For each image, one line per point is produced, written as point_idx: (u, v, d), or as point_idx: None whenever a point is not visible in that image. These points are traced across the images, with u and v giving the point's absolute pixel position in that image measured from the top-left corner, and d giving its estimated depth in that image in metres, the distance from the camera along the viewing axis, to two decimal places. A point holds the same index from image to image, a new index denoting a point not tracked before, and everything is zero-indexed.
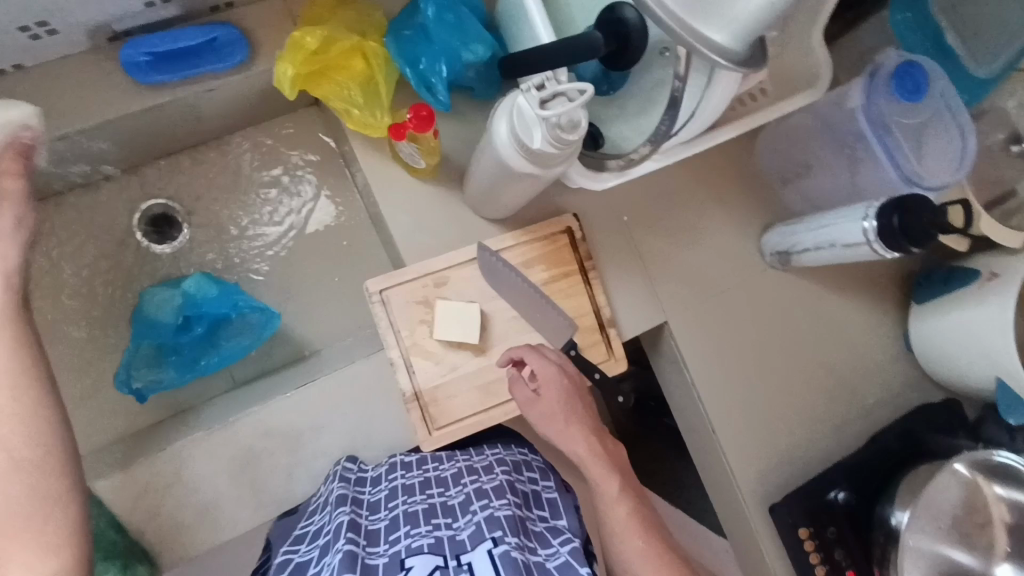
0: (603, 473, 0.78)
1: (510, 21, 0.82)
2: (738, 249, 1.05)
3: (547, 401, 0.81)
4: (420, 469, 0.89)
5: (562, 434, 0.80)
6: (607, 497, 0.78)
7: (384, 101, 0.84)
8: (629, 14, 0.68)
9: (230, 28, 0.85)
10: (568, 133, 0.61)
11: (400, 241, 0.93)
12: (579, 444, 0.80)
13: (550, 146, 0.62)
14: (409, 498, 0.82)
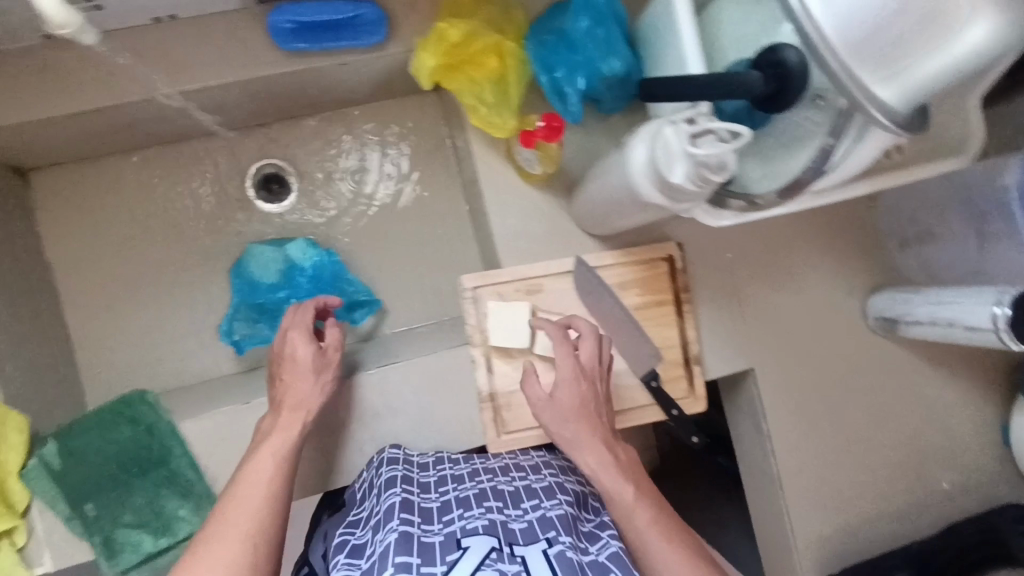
0: (625, 485, 0.75)
1: (652, 42, 0.78)
2: (840, 305, 1.00)
3: (560, 409, 0.80)
4: (468, 462, 0.88)
5: (579, 458, 0.79)
6: (623, 503, 0.74)
7: (513, 102, 0.82)
8: (790, 55, 0.64)
9: (376, 7, 0.85)
10: (713, 174, 0.59)
11: (501, 242, 0.94)
12: (597, 462, 0.77)
13: (691, 185, 0.60)
14: (461, 485, 0.81)
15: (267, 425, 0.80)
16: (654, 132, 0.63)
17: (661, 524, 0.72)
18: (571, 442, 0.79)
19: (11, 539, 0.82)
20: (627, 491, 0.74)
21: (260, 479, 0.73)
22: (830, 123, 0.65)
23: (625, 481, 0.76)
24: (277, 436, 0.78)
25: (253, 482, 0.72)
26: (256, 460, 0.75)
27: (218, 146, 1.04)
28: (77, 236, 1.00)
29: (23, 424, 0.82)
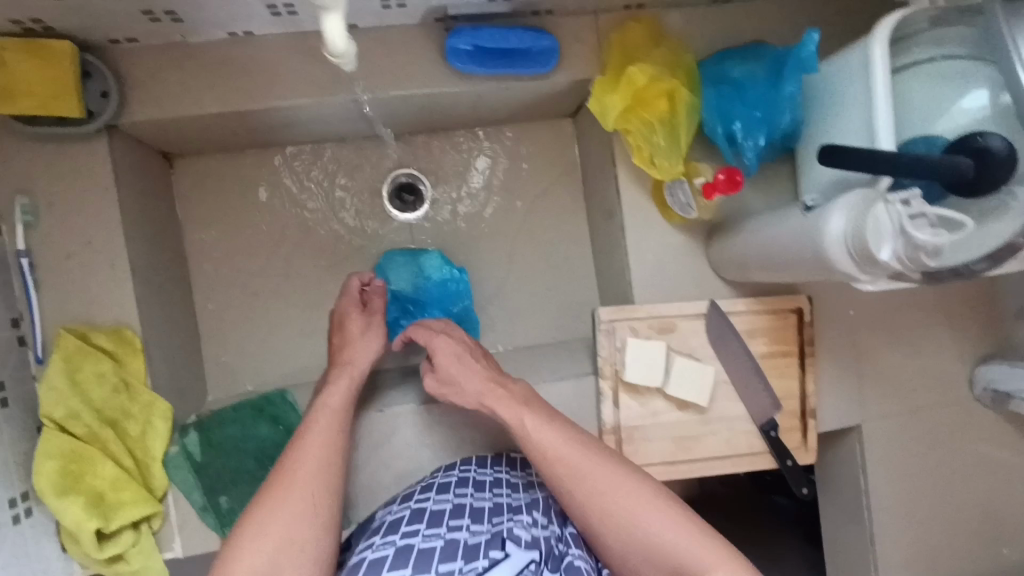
0: (570, 442, 0.73)
1: (835, 107, 0.79)
2: (949, 372, 1.02)
3: (486, 393, 0.80)
4: (523, 471, 0.86)
5: (521, 428, 0.75)
6: (574, 465, 0.71)
7: (681, 148, 0.83)
8: (995, 142, 0.65)
9: (554, 39, 0.87)
10: (928, 257, 0.61)
11: (637, 278, 0.95)
12: (539, 425, 0.75)
13: (900, 263, 0.62)
14: (516, 494, 0.79)
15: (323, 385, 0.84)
16: (862, 204, 0.64)
17: (616, 488, 0.69)
18: (517, 421, 0.76)
19: (149, 524, 0.83)
20: (565, 442, 0.73)
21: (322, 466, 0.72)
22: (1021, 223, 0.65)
23: (570, 438, 0.73)
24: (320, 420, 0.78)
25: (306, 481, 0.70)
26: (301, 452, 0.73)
27: (354, 149, 1.05)
28: (211, 225, 1.02)
29: (169, 413, 0.86)
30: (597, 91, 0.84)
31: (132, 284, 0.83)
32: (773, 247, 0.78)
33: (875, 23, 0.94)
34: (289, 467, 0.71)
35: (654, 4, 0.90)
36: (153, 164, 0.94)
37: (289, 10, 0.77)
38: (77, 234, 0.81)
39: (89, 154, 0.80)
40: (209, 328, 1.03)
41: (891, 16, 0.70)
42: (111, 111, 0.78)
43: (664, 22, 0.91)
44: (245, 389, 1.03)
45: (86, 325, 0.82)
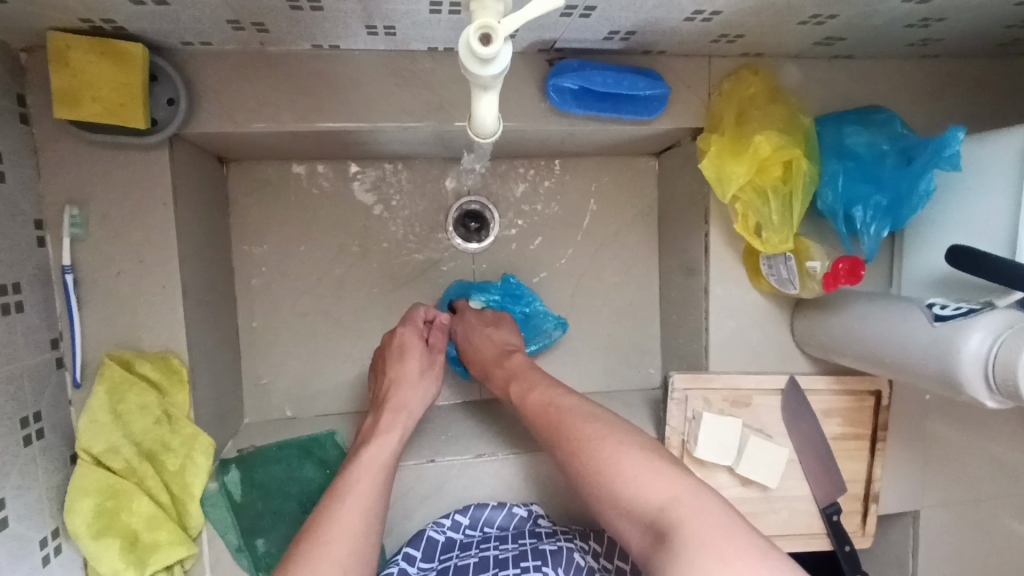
0: (587, 414, 0.69)
1: (969, 201, 0.73)
2: (1019, 467, 0.98)
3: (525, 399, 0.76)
4: (516, 543, 0.79)
5: (545, 407, 0.73)
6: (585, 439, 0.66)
7: (794, 224, 0.76)
8: None
9: (665, 86, 0.80)
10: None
11: (714, 344, 0.90)
12: (571, 409, 0.71)
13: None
14: (504, 546, 0.79)
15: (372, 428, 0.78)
16: (1017, 332, 0.60)
17: (624, 457, 0.62)
18: (541, 405, 0.74)
19: (181, 564, 0.75)
20: (583, 414, 0.70)
21: (376, 490, 0.69)
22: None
23: (593, 417, 0.69)
24: (386, 444, 0.75)
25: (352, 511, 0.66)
26: (354, 476, 0.70)
27: (422, 167, 0.97)
28: (264, 236, 0.95)
29: (211, 447, 0.78)
30: (716, 153, 0.77)
31: (183, 308, 0.77)
32: (883, 345, 0.74)
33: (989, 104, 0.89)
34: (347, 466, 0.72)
35: (773, 54, 0.84)
36: (209, 170, 0.86)
37: (388, 30, 0.71)
38: (129, 250, 0.74)
39: (150, 166, 0.73)
40: (250, 347, 0.96)
41: None
42: (177, 122, 0.72)
43: (779, 76, 0.85)
44: (283, 413, 0.98)
45: (131, 351, 0.75)
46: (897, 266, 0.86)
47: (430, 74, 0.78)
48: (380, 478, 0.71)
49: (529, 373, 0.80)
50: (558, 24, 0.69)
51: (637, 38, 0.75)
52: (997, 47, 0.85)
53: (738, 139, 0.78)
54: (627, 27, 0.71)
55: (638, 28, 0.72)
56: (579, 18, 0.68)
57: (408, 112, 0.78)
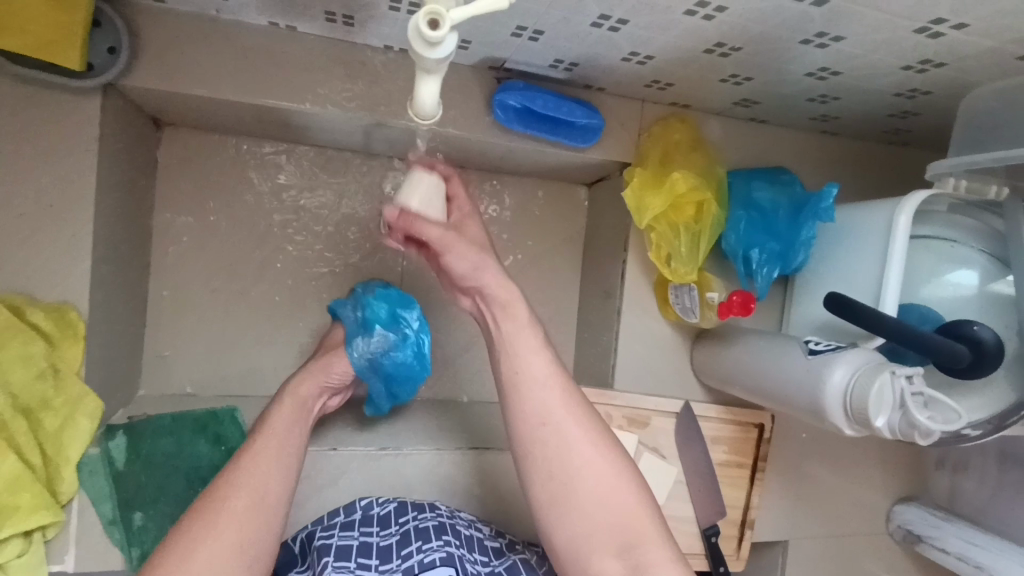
0: (582, 445, 0.65)
1: (848, 255, 0.84)
2: (872, 505, 1.10)
3: (526, 373, 0.67)
4: (433, 515, 0.79)
5: (540, 400, 0.67)
6: (540, 409, 0.66)
7: (699, 258, 0.84)
8: (983, 332, 0.70)
9: (600, 118, 0.87)
10: (919, 436, 0.66)
11: (620, 364, 0.95)
12: (562, 420, 0.66)
13: (895, 435, 0.67)
14: (422, 515, 0.78)
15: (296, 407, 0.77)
16: (868, 369, 0.68)
17: (602, 538, 0.62)
18: (538, 394, 0.67)
19: (42, 532, 0.71)
20: (576, 440, 0.65)
21: (285, 472, 0.69)
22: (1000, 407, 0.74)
23: (583, 441, 0.65)
24: (295, 419, 0.76)
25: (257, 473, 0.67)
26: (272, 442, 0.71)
27: (362, 163, 0.99)
28: (187, 207, 0.93)
29: (97, 412, 0.74)
30: (638, 185, 0.83)
31: (89, 263, 0.73)
32: (764, 376, 0.82)
33: (872, 179, 1.03)
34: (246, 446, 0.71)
35: (699, 107, 0.93)
36: (142, 129, 0.84)
37: (346, 21, 0.74)
38: (38, 193, 0.71)
39: (77, 112, 0.71)
40: (156, 317, 0.93)
41: (920, 194, 0.74)
42: (115, 72, 0.71)
43: (702, 127, 0.94)
44: (182, 390, 0.94)
45: (24, 298, 0.71)
46: (788, 311, 0.95)
47: (381, 72, 0.81)
48: (294, 447, 0.72)
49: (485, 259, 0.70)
50: (508, 43, 0.75)
51: (579, 70, 0.81)
52: (883, 134, 0.99)
53: (659, 176, 0.85)
54: (570, 58, 0.78)
55: (580, 61, 0.78)
56: (527, 40, 0.73)
57: (356, 105, 0.81)
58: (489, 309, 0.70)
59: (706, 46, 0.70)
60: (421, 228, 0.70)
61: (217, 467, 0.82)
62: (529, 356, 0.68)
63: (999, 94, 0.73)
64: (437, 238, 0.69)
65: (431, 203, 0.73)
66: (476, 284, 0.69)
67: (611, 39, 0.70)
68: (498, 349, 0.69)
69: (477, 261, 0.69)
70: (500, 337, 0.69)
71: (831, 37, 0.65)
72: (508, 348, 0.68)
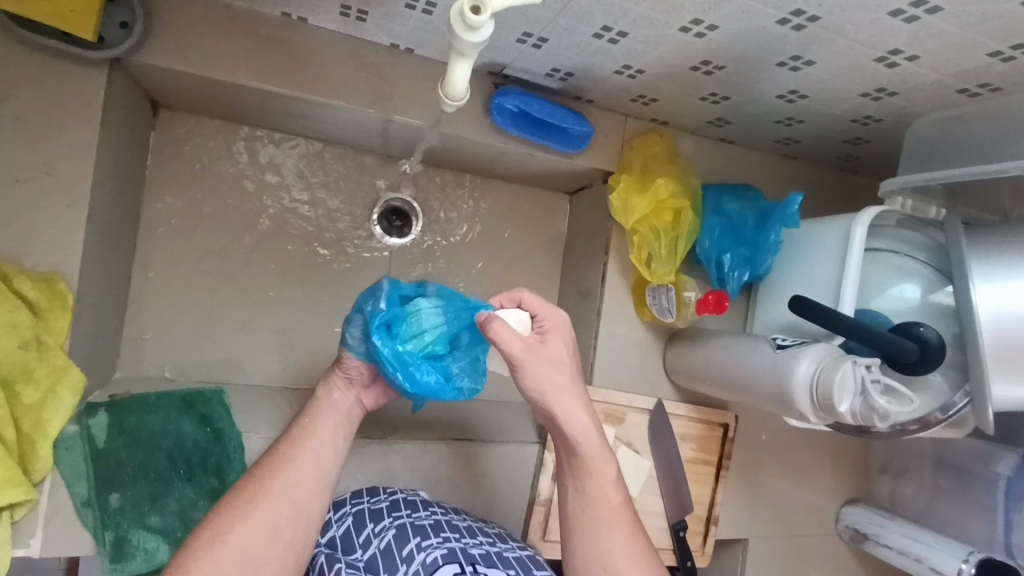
0: (619, 531, 0.73)
1: (808, 263, 0.92)
2: (823, 506, 1.17)
3: (597, 512, 0.74)
4: (427, 511, 0.78)
5: (604, 531, 0.73)
6: (602, 502, 0.74)
7: (676, 260, 0.91)
8: (928, 333, 0.78)
9: (590, 126, 0.93)
10: (878, 420, 0.73)
11: (600, 361, 0.99)
12: (611, 515, 0.74)
13: (856, 419, 0.74)
14: (416, 513, 0.78)
15: (326, 410, 0.73)
16: (831, 361, 0.75)
17: None
18: (604, 526, 0.73)
19: (10, 512, 0.68)
20: (616, 529, 0.73)
21: (319, 474, 0.70)
22: (939, 402, 0.80)
23: (622, 531, 0.73)
24: (332, 420, 0.73)
25: (286, 485, 0.67)
26: (316, 445, 0.71)
27: (355, 158, 1.02)
28: (176, 191, 0.92)
29: (80, 386, 0.71)
30: (623, 189, 0.90)
31: (83, 233, 0.72)
32: (735, 373, 0.88)
33: (826, 202, 1.13)
34: (277, 453, 0.70)
35: (676, 125, 1.01)
36: (139, 108, 0.85)
37: (359, 15, 0.77)
38: (35, 160, 0.70)
39: (82, 82, 0.71)
40: (136, 299, 0.91)
41: (872, 208, 0.83)
42: (127, 46, 0.71)
43: (679, 144, 1.02)
44: (160, 374, 0.92)
45: (11, 265, 0.69)
46: (753, 316, 1.02)
47: (386, 69, 0.85)
48: (335, 447, 0.72)
49: (560, 377, 0.72)
50: (511, 50, 0.80)
51: (573, 81, 0.87)
52: (836, 160, 1.09)
53: (642, 182, 0.92)
54: (567, 67, 0.84)
55: (575, 71, 0.84)
56: (530, 47, 0.79)
57: (361, 99, 0.84)
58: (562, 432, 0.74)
59: (693, 63, 0.77)
60: (500, 335, 0.67)
61: (201, 448, 0.80)
62: (602, 489, 0.74)
63: (939, 124, 0.83)
64: (514, 354, 0.68)
65: (519, 329, 0.71)
66: (547, 407, 0.72)
67: (609, 50, 0.77)
68: (570, 480, 0.76)
69: (547, 382, 0.71)
70: (570, 472, 0.76)
71: (804, 61, 0.73)
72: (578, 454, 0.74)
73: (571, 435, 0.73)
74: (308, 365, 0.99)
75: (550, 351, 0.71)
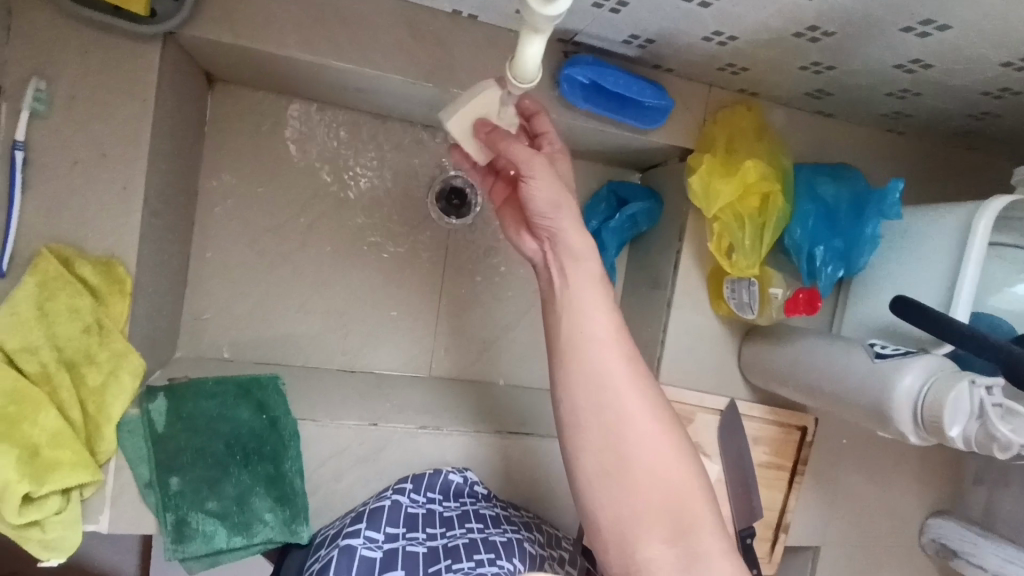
0: (636, 412, 0.66)
1: (914, 256, 0.81)
2: (907, 516, 1.08)
3: (601, 365, 0.66)
4: (462, 529, 0.76)
5: (604, 369, 0.66)
6: (604, 361, 0.67)
7: (762, 251, 0.82)
8: None
9: (669, 97, 0.83)
10: (997, 450, 0.63)
11: (667, 356, 0.92)
12: (625, 391, 0.66)
13: (970, 446, 0.64)
14: (450, 533, 0.76)
15: None
16: (943, 376, 0.66)
17: (655, 516, 0.63)
18: (600, 384, 0.66)
19: (80, 490, 0.69)
20: (634, 413, 0.66)
21: None
22: None
23: (644, 409, 0.66)
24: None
25: None
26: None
27: (413, 133, 0.96)
28: (231, 168, 0.90)
29: (140, 369, 0.71)
30: (704, 171, 0.81)
31: (141, 217, 0.71)
32: (823, 380, 0.80)
33: (935, 183, 1.00)
34: None
35: (768, 95, 0.89)
36: (195, 83, 0.82)
37: None
38: (92, 142, 0.68)
39: (136, 58, 0.69)
40: (195, 278, 0.91)
41: (1003, 197, 0.71)
42: (179, 19, 0.68)
43: (768, 117, 0.91)
44: (219, 354, 0.92)
45: (73, 250, 0.69)
46: (844, 312, 0.92)
47: (448, 38, 0.78)
48: None
49: (562, 181, 0.67)
50: (587, 16, 0.72)
51: (653, 48, 0.78)
52: (952, 136, 0.95)
53: (727, 162, 0.83)
54: (647, 34, 0.74)
55: (657, 37, 0.75)
56: (607, 12, 0.70)
57: (419, 71, 0.77)
58: (557, 255, 0.68)
59: (797, 28, 0.67)
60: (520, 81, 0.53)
61: (256, 435, 0.78)
62: (594, 314, 0.67)
63: None
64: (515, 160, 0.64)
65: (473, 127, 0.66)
66: (552, 223, 0.66)
67: (698, 14, 0.67)
68: (564, 310, 0.68)
69: (558, 196, 0.64)
70: (563, 294, 0.68)
71: (936, 25, 0.62)
72: (577, 302, 0.67)
73: (568, 258, 0.67)
74: (361, 348, 0.98)
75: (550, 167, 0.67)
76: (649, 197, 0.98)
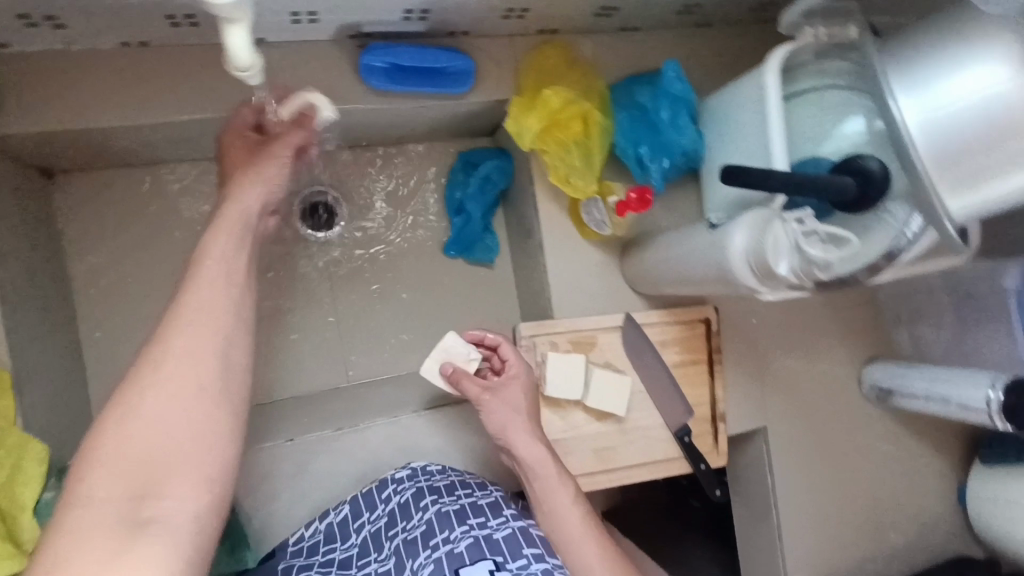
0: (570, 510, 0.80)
1: (732, 128, 0.85)
2: (841, 373, 1.12)
3: (561, 525, 0.79)
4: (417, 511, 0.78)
5: (559, 525, 0.79)
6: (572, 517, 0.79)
7: (594, 170, 0.87)
8: (872, 165, 0.70)
9: (469, 59, 0.88)
10: (819, 271, 0.68)
11: (554, 293, 0.97)
12: (563, 532, 0.79)
13: (800, 278, 0.68)
14: (408, 521, 0.78)
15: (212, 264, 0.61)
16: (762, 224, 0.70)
17: None
18: (574, 536, 0.78)
19: None
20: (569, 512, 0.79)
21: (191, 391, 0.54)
22: None
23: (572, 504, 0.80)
24: (241, 226, 0.64)
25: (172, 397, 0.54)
26: (161, 382, 0.54)
27: None
28: (98, 248, 0.94)
29: (44, 454, 0.74)
30: (516, 112, 0.86)
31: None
32: (681, 263, 0.84)
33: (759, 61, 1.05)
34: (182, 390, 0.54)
35: (566, 29, 0.94)
36: (30, 182, 0.85)
37: (189, 20, 0.74)
38: None
39: None
40: (96, 360, 0.94)
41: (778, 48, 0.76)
42: None
43: (577, 48, 0.96)
44: None
45: None
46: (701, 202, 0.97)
47: None
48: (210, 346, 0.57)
49: (513, 398, 0.85)
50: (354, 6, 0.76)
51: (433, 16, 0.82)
52: (754, 12, 1.00)
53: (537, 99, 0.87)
54: (418, 5, 0.79)
55: (429, 6, 0.79)
56: None
57: (227, 105, 0.82)
58: (524, 469, 0.83)
59: None
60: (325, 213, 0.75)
61: None
62: (529, 449, 0.82)
63: None
64: (475, 393, 0.84)
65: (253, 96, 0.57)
66: (506, 442, 0.83)
67: None
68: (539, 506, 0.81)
69: (507, 419, 0.84)
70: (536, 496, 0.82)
71: None
72: (548, 505, 0.80)
73: (530, 472, 0.82)
74: (277, 378, 1.01)
75: (507, 396, 0.85)
76: (500, 156, 1.04)
